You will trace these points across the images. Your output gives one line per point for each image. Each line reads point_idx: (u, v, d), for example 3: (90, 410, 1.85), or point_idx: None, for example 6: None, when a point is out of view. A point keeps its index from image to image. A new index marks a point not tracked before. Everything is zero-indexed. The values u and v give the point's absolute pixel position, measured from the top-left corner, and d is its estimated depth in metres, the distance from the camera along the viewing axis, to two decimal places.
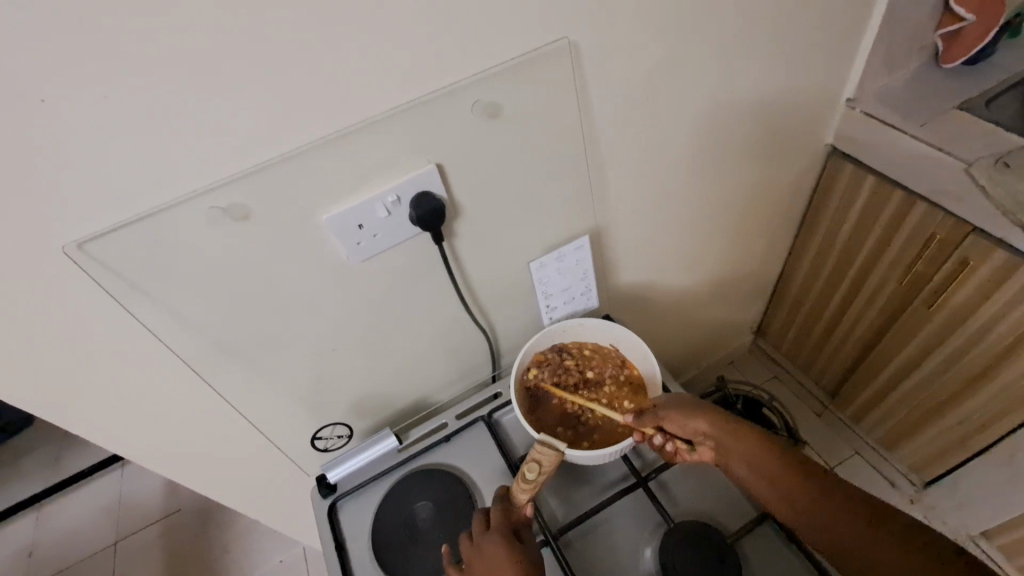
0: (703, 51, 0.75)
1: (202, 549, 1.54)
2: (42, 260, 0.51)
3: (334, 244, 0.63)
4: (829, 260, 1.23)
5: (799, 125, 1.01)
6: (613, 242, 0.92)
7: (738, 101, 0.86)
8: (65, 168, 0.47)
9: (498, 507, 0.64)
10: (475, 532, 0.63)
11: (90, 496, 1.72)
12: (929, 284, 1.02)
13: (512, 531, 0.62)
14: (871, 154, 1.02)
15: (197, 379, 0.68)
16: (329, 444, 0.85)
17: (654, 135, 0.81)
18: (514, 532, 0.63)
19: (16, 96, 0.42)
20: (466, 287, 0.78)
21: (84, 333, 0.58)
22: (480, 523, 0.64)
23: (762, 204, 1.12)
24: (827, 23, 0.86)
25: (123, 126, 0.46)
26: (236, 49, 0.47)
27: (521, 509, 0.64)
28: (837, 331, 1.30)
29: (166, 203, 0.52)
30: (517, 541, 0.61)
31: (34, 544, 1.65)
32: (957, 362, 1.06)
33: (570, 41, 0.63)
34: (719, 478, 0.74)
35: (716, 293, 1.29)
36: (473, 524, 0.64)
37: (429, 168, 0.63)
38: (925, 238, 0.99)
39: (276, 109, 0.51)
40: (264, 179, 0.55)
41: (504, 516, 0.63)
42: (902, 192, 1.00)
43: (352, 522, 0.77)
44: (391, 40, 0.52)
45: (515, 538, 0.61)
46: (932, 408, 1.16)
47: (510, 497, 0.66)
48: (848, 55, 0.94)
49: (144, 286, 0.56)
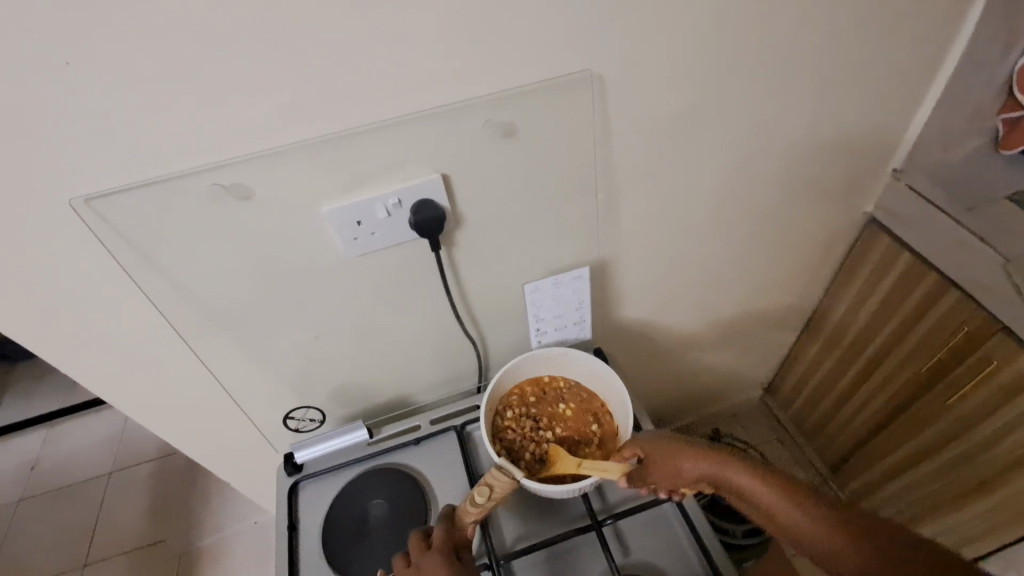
0: (735, 102, 0.74)
1: (184, 496, 1.60)
2: (50, 210, 0.54)
3: (331, 237, 0.64)
4: (849, 333, 1.17)
5: (836, 188, 0.97)
6: (619, 276, 0.90)
7: (769, 155, 0.84)
8: (85, 127, 0.50)
9: (441, 527, 0.64)
10: (414, 553, 0.62)
11: (98, 424, 1.81)
12: (950, 374, 0.97)
13: (453, 553, 0.62)
14: (910, 230, 0.97)
15: (182, 343, 0.70)
16: (301, 426, 0.86)
17: (676, 176, 0.79)
18: (455, 553, 0.62)
19: (45, 56, 0.45)
20: (460, 296, 0.78)
21: (77, 283, 0.61)
22: (419, 544, 0.63)
23: (786, 262, 1.08)
24: (877, 91, 0.83)
25: (145, 98, 0.49)
26: (258, 40, 0.49)
27: (465, 530, 0.64)
28: (848, 405, 1.24)
29: (174, 173, 0.55)
30: (455, 563, 0.60)
31: (38, 459, 1.75)
32: (965, 464, 1.00)
33: (594, 74, 0.63)
34: (677, 537, 0.72)
35: (727, 343, 1.24)
36: (413, 542, 0.63)
37: (434, 178, 0.63)
38: (952, 328, 0.94)
39: (291, 98, 0.53)
40: (268, 165, 0.57)
41: (446, 537, 0.63)
42: (936, 275, 0.94)
43: (309, 505, 0.78)
44: (413, 50, 0.54)
45: (455, 560, 0.61)
46: (933, 506, 1.09)
47: (454, 519, 0.65)
48: (900, 126, 0.90)
49: (141, 247, 0.59)
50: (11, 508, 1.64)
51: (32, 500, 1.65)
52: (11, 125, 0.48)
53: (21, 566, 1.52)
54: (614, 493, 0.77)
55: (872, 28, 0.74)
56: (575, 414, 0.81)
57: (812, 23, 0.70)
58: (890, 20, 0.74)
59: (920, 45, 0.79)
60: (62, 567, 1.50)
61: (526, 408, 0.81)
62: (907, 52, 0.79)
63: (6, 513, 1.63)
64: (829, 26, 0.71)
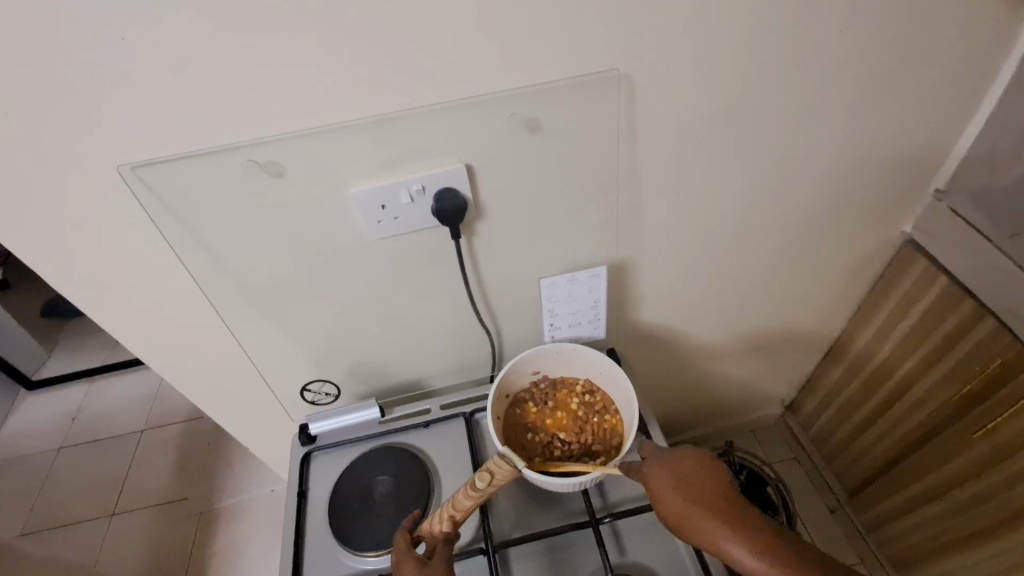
0: (769, 110, 0.73)
1: (208, 458, 1.67)
2: (100, 173, 0.58)
3: (356, 218, 0.67)
4: (876, 357, 1.13)
5: (873, 205, 0.93)
6: (637, 278, 0.90)
7: (802, 166, 0.82)
8: (137, 98, 0.54)
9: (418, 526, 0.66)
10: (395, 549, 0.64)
11: (134, 383, 1.91)
12: (981, 404, 0.93)
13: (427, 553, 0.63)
14: (949, 253, 0.94)
15: (211, 311, 0.74)
16: (317, 398, 0.90)
17: (702, 181, 0.78)
18: (427, 554, 0.63)
19: (106, 31, 0.49)
20: (478, 285, 0.80)
21: (118, 244, 0.65)
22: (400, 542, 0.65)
23: (816, 277, 1.04)
24: (920, 107, 0.80)
25: (193, 74, 0.53)
26: (300, 25, 0.52)
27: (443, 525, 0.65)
28: (870, 430, 1.20)
29: (216, 147, 0.59)
30: (426, 562, 0.61)
31: (78, 411, 1.86)
32: (988, 500, 0.95)
33: (624, 73, 0.64)
34: (675, 542, 0.72)
35: (747, 357, 1.22)
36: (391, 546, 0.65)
37: (458, 167, 0.65)
38: (986, 358, 0.90)
39: (326, 83, 0.57)
40: (303, 144, 0.60)
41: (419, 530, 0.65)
42: (973, 302, 0.90)
43: (319, 475, 0.82)
44: (443, 40, 0.56)
45: (426, 560, 0.62)
46: (951, 541, 1.05)
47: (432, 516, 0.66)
48: (944, 145, 0.87)
49: (179, 214, 0.63)
50: (52, 454, 1.76)
51: (70, 450, 1.76)
52: (71, 92, 0.52)
53: (57, 509, 1.62)
54: (616, 492, 0.77)
55: (919, 40, 0.72)
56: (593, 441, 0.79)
57: (853, 33, 0.68)
58: (938, 33, 0.72)
59: (971, 60, 0.76)
60: (92, 514, 1.60)
61: (591, 402, 0.83)
62: (955, 68, 0.76)
63: (47, 458, 1.74)
64: (871, 37, 0.69)
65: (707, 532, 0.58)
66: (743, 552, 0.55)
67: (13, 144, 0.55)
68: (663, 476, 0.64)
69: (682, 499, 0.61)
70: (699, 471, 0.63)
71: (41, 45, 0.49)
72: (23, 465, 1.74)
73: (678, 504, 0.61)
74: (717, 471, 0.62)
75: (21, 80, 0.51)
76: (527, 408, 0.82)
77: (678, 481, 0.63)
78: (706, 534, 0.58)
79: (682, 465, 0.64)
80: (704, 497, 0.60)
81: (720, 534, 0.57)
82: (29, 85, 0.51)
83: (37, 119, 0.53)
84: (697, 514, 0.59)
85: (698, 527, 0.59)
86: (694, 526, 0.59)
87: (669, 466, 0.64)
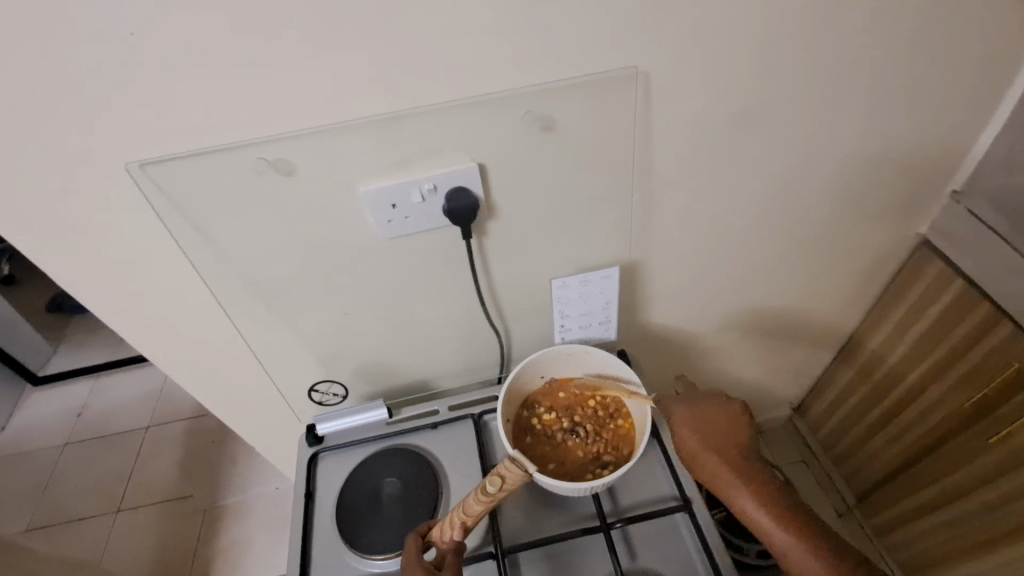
0: (786, 109, 0.71)
1: (212, 456, 1.67)
2: (108, 171, 0.57)
3: (367, 217, 0.66)
4: (888, 361, 1.12)
5: (889, 206, 0.92)
6: (649, 279, 0.89)
7: (818, 166, 0.80)
8: (146, 94, 0.53)
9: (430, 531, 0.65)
10: (408, 551, 0.64)
11: (139, 380, 1.91)
12: (997, 411, 0.92)
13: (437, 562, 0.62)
14: (966, 255, 0.92)
15: (219, 309, 0.74)
16: (325, 399, 0.89)
17: (716, 181, 0.77)
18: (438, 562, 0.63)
19: (114, 26, 0.49)
20: (488, 286, 0.79)
21: (124, 242, 0.64)
22: (413, 545, 0.64)
23: (830, 279, 1.03)
24: (941, 107, 0.78)
25: (202, 69, 0.52)
26: (310, 21, 0.51)
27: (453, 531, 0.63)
28: (880, 434, 1.19)
29: (225, 144, 0.58)
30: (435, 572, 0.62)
31: (84, 407, 1.86)
32: (1003, 508, 0.94)
33: (639, 71, 0.62)
34: (686, 548, 0.71)
35: (758, 359, 1.20)
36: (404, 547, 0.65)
37: (470, 166, 0.64)
38: (1003, 362, 0.88)
39: (337, 80, 0.55)
40: (312, 142, 0.59)
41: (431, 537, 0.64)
42: (990, 306, 0.88)
43: (326, 476, 0.81)
44: (456, 37, 0.55)
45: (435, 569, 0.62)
46: (963, 548, 1.03)
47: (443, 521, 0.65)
48: (963, 146, 0.85)
49: (189, 212, 0.62)
50: (57, 450, 1.76)
51: (75, 446, 1.76)
52: (79, 89, 0.51)
53: (62, 504, 1.63)
54: (627, 496, 0.76)
55: (939, 40, 0.70)
56: (604, 447, 0.77)
57: (874, 31, 0.66)
58: (960, 31, 0.70)
59: (994, 60, 0.75)
60: (97, 510, 1.60)
61: (603, 408, 0.81)
62: (977, 67, 0.75)
63: (52, 454, 1.75)
64: (893, 34, 0.68)
65: (722, 478, 0.63)
66: (735, 487, 0.61)
67: (20, 141, 0.54)
68: (683, 415, 0.70)
69: (701, 443, 0.66)
70: (719, 418, 0.68)
71: (50, 41, 0.48)
72: (28, 460, 1.74)
73: (694, 444, 0.66)
74: (738, 427, 0.67)
75: (29, 75, 0.50)
76: (536, 418, 0.80)
77: (696, 421, 0.69)
78: (719, 479, 0.63)
79: (706, 408, 0.70)
80: (720, 446, 0.65)
81: (724, 473, 0.62)
82: (36, 79, 0.50)
83: (45, 114, 0.53)
84: (706, 452, 0.65)
85: (715, 472, 0.63)
86: (698, 456, 0.65)
87: (693, 407, 0.70)
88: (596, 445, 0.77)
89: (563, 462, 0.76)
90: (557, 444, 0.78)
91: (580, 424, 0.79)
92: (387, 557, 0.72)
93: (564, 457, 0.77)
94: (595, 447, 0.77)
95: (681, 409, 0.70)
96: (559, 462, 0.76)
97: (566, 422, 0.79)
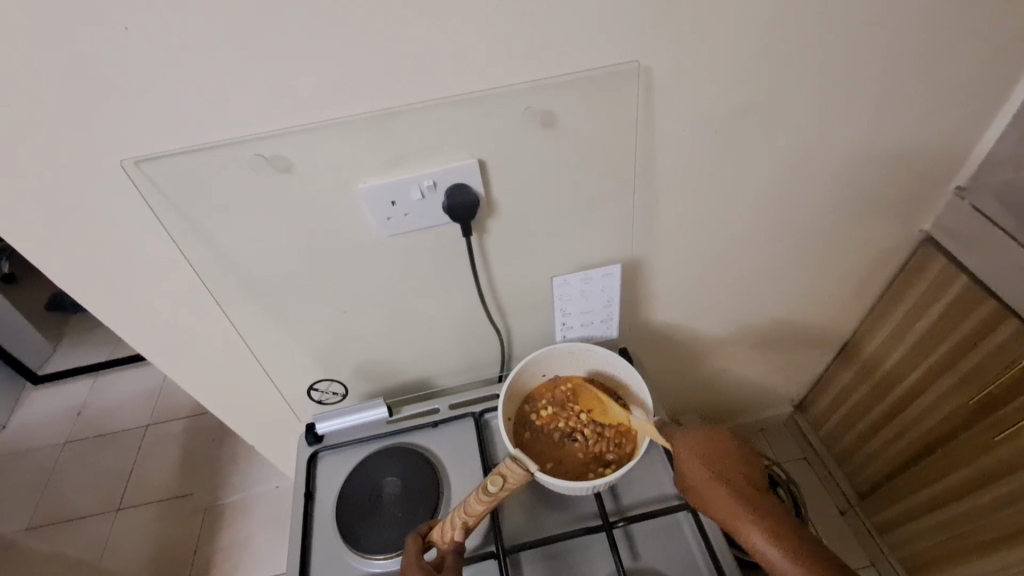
0: (790, 104, 0.70)
1: (213, 454, 1.67)
2: (103, 168, 0.57)
3: (365, 214, 0.65)
4: (890, 358, 1.11)
5: (893, 202, 0.91)
6: (650, 276, 0.88)
7: (822, 162, 0.80)
8: (141, 90, 0.52)
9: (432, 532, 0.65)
10: (409, 551, 0.63)
11: (139, 379, 1.91)
12: (1002, 408, 0.91)
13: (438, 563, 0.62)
14: (971, 252, 0.91)
15: (217, 308, 0.73)
16: (324, 398, 0.88)
17: (719, 177, 0.76)
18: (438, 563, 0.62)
19: (107, 21, 0.48)
20: (488, 284, 0.78)
21: (119, 240, 0.63)
22: (414, 545, 0.64)
23: (833, 275, 1.02)
24: (946, 102, 0.77)
25: (197, 65, 0.52)
26: (307, 16, 0.50)
27: (455, 532, 0.63)
28: (883, 432, 1.18)
29: (220, 141, 0.57)
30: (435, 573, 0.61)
31: (83, 406, 1.86)
32: (1008, 507, 0.93)
33: (641, 66, 0.61)
34: (689, 547, 0.71)
35: (760, 357, 1.20)
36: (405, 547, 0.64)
37: (470, 162, 0.63)
38: (1008, 360, 0.88)
39: (335, 75, 0.55)
40: (310, 139, 0.58)
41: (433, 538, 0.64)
42: (995, 303, 0.88)
43: (326, 475, 0.80)
44: (455, 31, 0.54)
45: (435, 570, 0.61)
46: (967, 546, 1.03)
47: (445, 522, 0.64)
48: (968, 142, 0.84)
49: (185, 210, 0.61)
50: (57, 449, 1.76)
51: (75, 445, 1.76)
52: (73, 85, 0.51)
53: (62, 503, 1.62)
54: (629, 495, 0.76)
55: (946, 33, 0.69)
56: (605, 446, 0.76)
57: (879, 25, 0.66)
58: (967, 25, 0.69)
59: (1000, 55, 0.74)
60: (98, 509, 1.60)
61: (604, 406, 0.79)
62: (983, 62, 0.74)
63: (52, 453, 1.75)
64: (898, 28, 0.67)
65: (729, 515, 0.61)
66: (749, 526, 0.59)
67: (13, 139, 0.53)
68: (689, 451, 0.67)
69: (711, 480, 0.64)
70: (726, 453, 0.67)
71: (43, 37, 0.48)
72: (28, 459, 1.74)
73: (703, 483, 0.64)
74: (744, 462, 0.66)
75: (22, 72, 0.49)
76: (535, 418, 0.79)
77: (704, 456, 0.66)
78: (731, 518, 0.61)
79: (713, 441, 0.68)
80: (729, 482, 0.63)
81: (737, 512, 0.60)
82: (28, 75, 0.49)
83: (39, 110, 0.52)
84: (716, 489, 0.63)
85: (721, 508, 0.62)
86: (708, 495, 0.63)
87: (698, 441, 0.68)
88: (597, 443, 0.76)
89: (561, 462, 0.75)
90: (557, 444, 0.77)
91: (580, 423, 0.78)
92: (388, 556, 0.71)
93: (565, 457, 0.76)
94: (596, 446, 0.76)
95: (687, 445, 0.68)
96: (560, 462, 0.75)
97: (566, 422, 0.79)
